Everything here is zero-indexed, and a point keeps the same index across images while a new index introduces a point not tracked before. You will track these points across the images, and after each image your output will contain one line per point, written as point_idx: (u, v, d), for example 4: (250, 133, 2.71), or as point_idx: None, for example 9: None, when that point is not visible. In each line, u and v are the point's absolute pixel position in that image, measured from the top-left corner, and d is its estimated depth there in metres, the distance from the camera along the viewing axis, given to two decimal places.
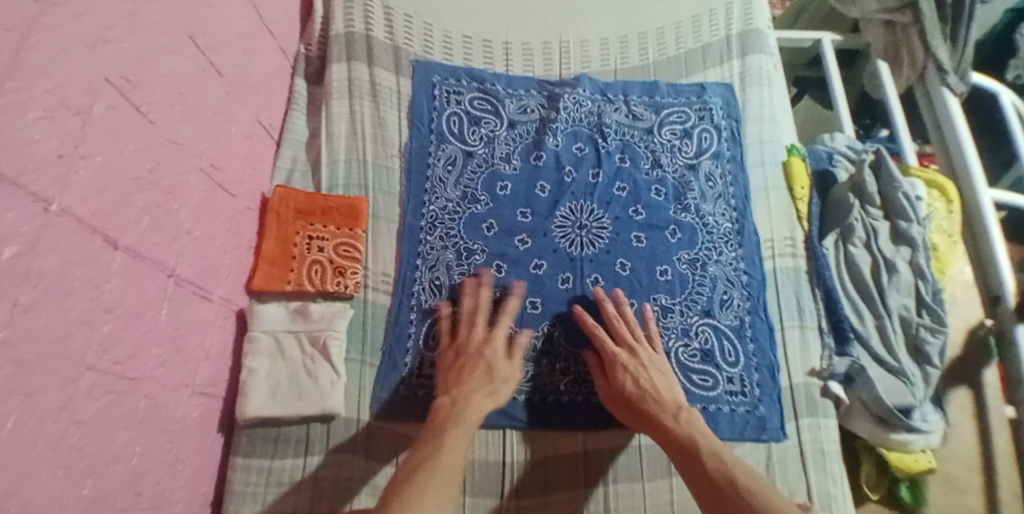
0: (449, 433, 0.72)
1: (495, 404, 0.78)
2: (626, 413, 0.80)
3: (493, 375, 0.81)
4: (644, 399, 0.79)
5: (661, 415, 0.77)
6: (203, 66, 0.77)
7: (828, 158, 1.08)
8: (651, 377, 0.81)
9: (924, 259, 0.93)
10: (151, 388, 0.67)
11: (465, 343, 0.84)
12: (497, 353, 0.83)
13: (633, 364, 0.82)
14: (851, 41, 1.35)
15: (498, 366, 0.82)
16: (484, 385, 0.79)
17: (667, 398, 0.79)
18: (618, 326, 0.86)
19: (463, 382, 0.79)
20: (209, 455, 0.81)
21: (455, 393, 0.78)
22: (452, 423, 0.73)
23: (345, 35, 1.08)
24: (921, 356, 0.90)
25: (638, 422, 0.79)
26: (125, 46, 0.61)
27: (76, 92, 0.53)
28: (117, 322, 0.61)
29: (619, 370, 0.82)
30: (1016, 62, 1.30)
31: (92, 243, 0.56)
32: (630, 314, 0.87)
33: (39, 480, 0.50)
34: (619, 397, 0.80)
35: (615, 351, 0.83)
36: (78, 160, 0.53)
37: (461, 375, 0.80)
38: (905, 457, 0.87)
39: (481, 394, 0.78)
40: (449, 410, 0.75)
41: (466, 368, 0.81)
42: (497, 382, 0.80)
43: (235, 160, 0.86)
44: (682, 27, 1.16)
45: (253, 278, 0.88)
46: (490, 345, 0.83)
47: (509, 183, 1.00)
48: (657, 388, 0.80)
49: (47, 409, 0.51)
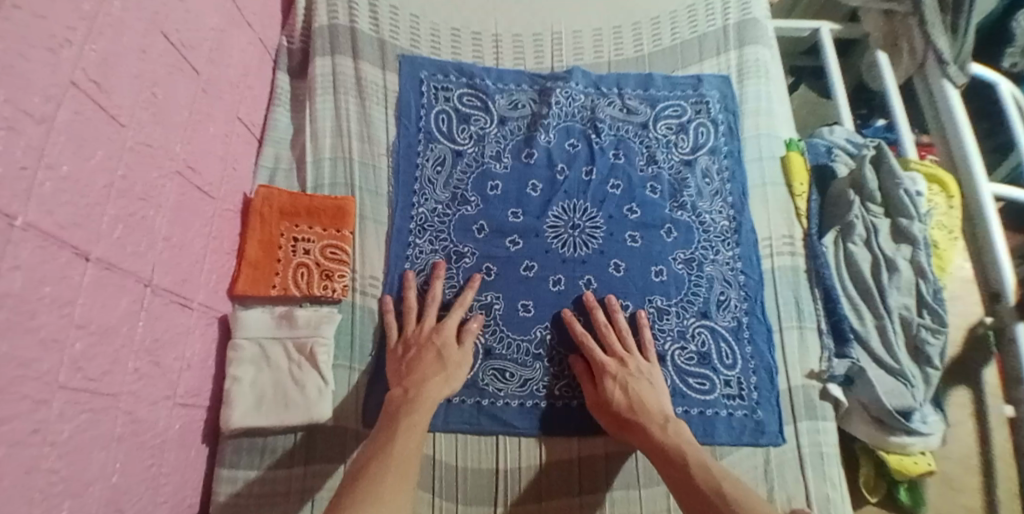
0: (402, 422, 0.72)
1: (449, 389, 0.79)
2: (614, 424, 0.79)
3: (444, 361, 0.81)
4: (631, 408, 0.78)
5: (649, 425, 0.76)
6: (175, 64, 0.73)
7: (827, 152, 1.06)
8: (638, 387, 0.80)
9: (925, 257, 0.92)
10: (129, 404, 0.65)
11: (415, 336, 0.84)
12: (448, 340, 0.83)
13: (621, 373, 0.81)
14: (850, 31, 1.32)
15: (449, 353, 0.82)
16: (437, 371, 0.80)
17: (653, 407, 0.78)
18: (607, 334, 0.85)
19: (414, 372, 0.79)
20: (194, 467, 0.79)
21: (407, 383, 0.78)
22: (404, 412, 0.74)
23: (329, 27, 1.04)
24: (921, 356, 0.88)
25: (626, 433, 0.78)
26: (90, 47, 0.57)
27: (36, 98, 0.49)
28: (90, 338, 0.58)
29: (607, 380, 0.81)
30: (1013, 50, 1.28)
31: (60, 257, 0.53)
32: (620, 321, 0.87)
33: (13, 509, 0.48)
34: (608, 408, 0.79)
35: (605, 360, 0.82)
36: (42, 171, 0.50)
37: (413, 366, 0.80)
38: (905, 460, 0.86)
39: (436, 380, 0.79)
40: (403, 400, 0.76)
41: (416, 359, 0.81)
42: (450, 368, 0.81)
43: (214, 161, 0.83)
44: (677, 16, 1.12)
45: (236, 282, 0.85)
46: (441, 333, 0.84)
47: (499, 183, 0.97)
48: (644, 398, 0.79)
49: (18, 434, 0.48)
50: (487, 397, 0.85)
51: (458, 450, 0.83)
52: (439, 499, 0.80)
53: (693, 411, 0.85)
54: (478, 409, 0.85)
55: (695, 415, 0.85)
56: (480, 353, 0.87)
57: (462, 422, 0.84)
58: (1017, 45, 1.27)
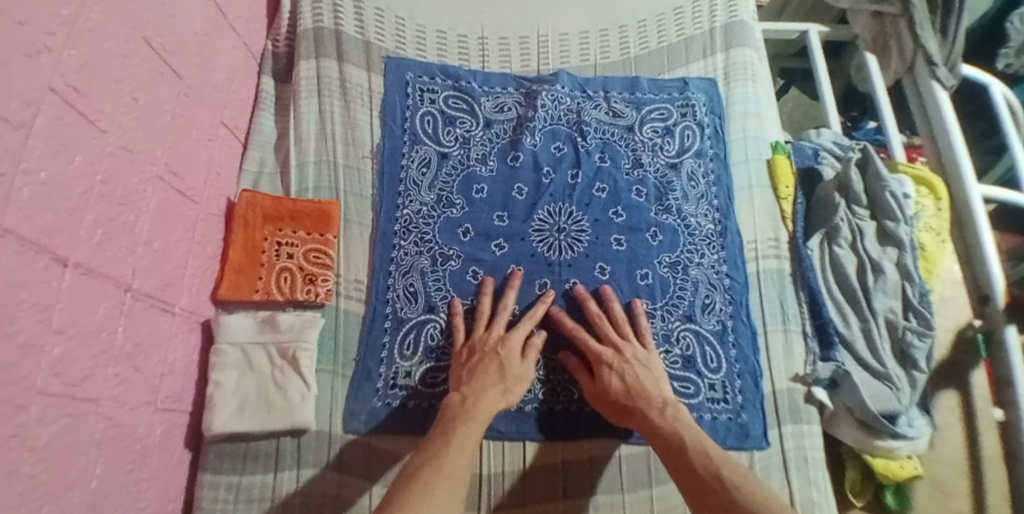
0: (456, 429, 0.71)
1: (505, 402, 0.77)
2: (614, 412, 0.79)
3: (505, 374, 0.79)
4: (629, 396, 0.78)
5: (648, 410, 0.76)
6: (158, 68, 0.73)
7: (814, 155, 1.06)
8: (636, 373, 0.79)
9: (911, 260, 0.91)
10: (109, 409, 0.64)
11: (481, 341, 0.83)
12: (512, 353, 0.82)
13: (617, 361, 0.81)
14: (839, 32, 1.32)
15: (511, 366, 0.80)
16: (496, 384, 0.78)
17: (653, 392, 0.78)
18: (602, 324, 0.85)
19: (473, 382, 0.78)
20: (177, 473, 0.78)
21: (466, 390, 0.77)
22: (461, 420, 0.73)
23: (314, 30, 1.04)
24: (907, 360, 0.88)
25: (625, 420, 0.78)
26: (70, 53, 0.57)
27: (15, 104, 0.49)
28: (69, 343, 0.58)
29: (603, 369, 0.80)
30: (1008, 51, 1.27)
31: (38, 262, 0.53)
32: (615, 309, 0.87)
33: None
34: (606, 396, 0.79)
35: (599, 349, 0.82)
36: (19, 176, 0.50)
37: (474, 373, 0.79)
38: (892, 465, 0.85)
39: (494, 392, 0.77)
40: (458, 408, 0.75)
41: (479, 366, 0.80)
42: (509, 381, 0.79)
43: (197, 166, 0.83)
44: (664, 19, 1.12)
45: (220, 286, 0.84)
46: (507, 345, 0.82)
47: (485, 186, 0.97)
48: (643, 384, 0.78)
49: None
50: None
51: None
52: None
53: None
54: None
55: None
56: None
57: None
58: (1012, 46, 1.26)
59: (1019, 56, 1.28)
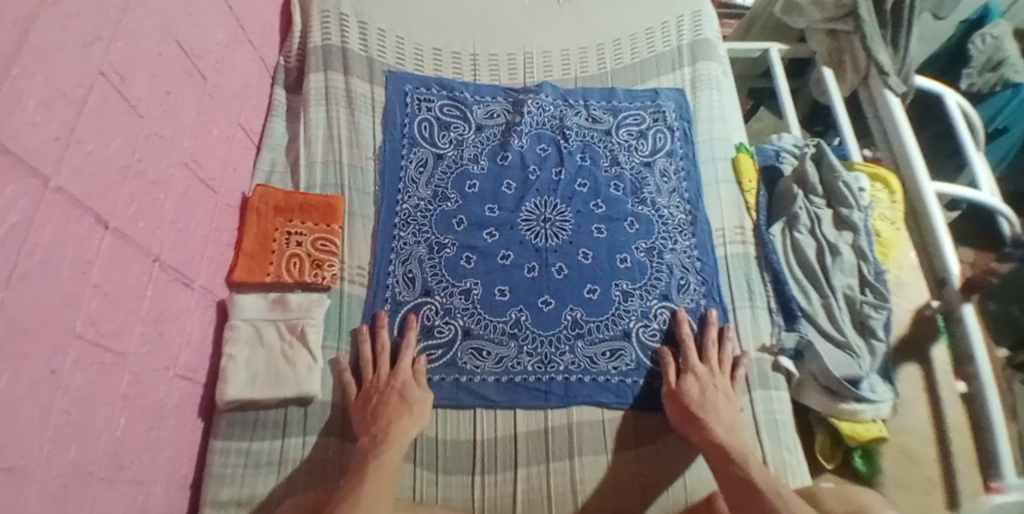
0: (372, 464, 0.75)
1: (416, 428, 0.82)
2: (681, 415, 0.85)
3: (407, 401, 0.85)
4: (703, 406, 0.84)
5: (714, 426, 0.82)
6: (186, 70, 0.83)
7: (775, 155, 1.17)
8: (715, 394, 0.86)
9: (865, 241, 1.01)
10: (133, 365, 0.70)
11: (374, 384, 0.87)
12: (408, 381, 0.87)
13: (705, 378, 0.88)
14: (798, 50, 1.46)
15: (410, 392, 0.86)
16: (402, 413, 0.83)
17: (721, 413, 0.84)
18: (708, 349, 0.92)
19: (380, 418, 0.82)
20: (189, 438, 0.83)
21: (374, 430, 0.81)
22: (371, 457, 0.76)
23: (322, 47, 1.16)
24: (867, 329, 0.96)
25: (687, 426, 0.84)
26: (115, 45, 0.67)
27: (71, 83, 0.59)
28: (104, 299, 0.65)
29: (690, 376, 0.88)
30: (970, 70, 1.42)
31: (83, 221, 0.61)
32: (728, 346, 0.93)
33: (26, 437, 0.53)
34: (681, 397, 0.86)
35: (696, 364, 0.90)
36: (72, 143, 0.59)
37: (377, 412, 0.83)
38: (856, 426, 0.91)
39: (403, 419, 0.82)
40: (370, 446, 0.78)
41: (380, 404, 0.84)
42: (414, 408, 0.84)
43: (216, 160, 0.92)
44: (637, 38, 1.25)
45: (234, 270, 0.93)
46: (398, 377, 0.87)
47: (477, 182, 1.07)
48: (718, 404, 0.85)
49: (36, 371, 0.54)
50: (465, 374, 0.92)
51: (437, 422, 0.89)
52: (419, 470, 0.85)
53: (654, 383, 0.92)
54: (457, 385, 0.91)
55: (655, 387, 0.92)
56: (459, 333, 0.94)
57: (442, 398, 0.90)
58: (973, 66, 1.42)
59: (980, 75, 1.42)
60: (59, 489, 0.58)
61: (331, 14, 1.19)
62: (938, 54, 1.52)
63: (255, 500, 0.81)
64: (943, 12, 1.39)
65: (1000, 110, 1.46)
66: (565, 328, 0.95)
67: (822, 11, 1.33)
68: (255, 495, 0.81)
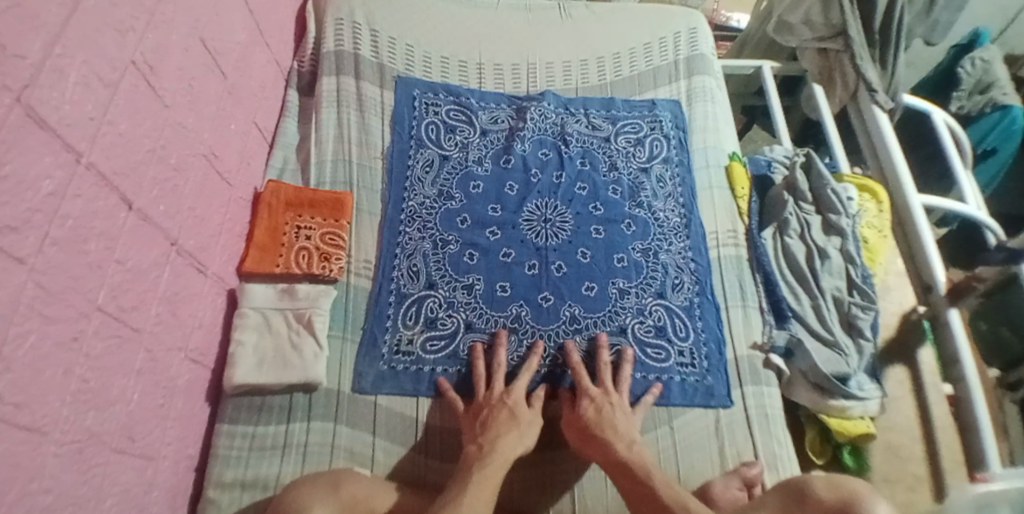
0: (474, 475, 0.73)
1: (523, 446, 0.80)
2: (580, 440, 0.82)
3: (517, 419, 0.83)
4: (601, 425, 0.82)
5: (613, 441, 0.79)
6: (209, 65, 0.88)
7: (767, 165, 1.22)
8: (613, 413, 0.84)
9: (853, 246, 1.06)
10: (148, 342, 0.73)
11: (485, 398, 0.87)
12: (518, 400, 0.86)
13: (600, 398, 0.86)
14: (790, 68, 1.52)
15: (520, 411, 0.84)
16: (510, 428, 0.81)
17: (622, 429, 0.82)
18: (601, 372, 0.90)
19: (488, 430, 0.81)
20: (197, 420, 0.86)
21: (482, 439, 0.80)
22: (477, 467, 0.75)
23: (335, 52, 1.22)
24: (854, 329, 1.00)
25: (587, 447, 0.81)
26: (147, 36, 0.71)
27: (107, 68, 0.63)
28: (125, 274, 0.68)
29: (584, 400, 0.85)
30: (960, 93, 1.48)
31: (111, 198, 0.65)
32: (626, 371, 0.91)
33: (47, 398, 0.55)
34: (578, 422, 0.83)
35: (588, 386, 0.87)
36: (104, 123, 0.63)
37: (487, 425, 0.82)
38: (845, 423, 0.93)
39: (510, 436, 0.80)
40: (475, 456, 0.77)
41: (490, 418, 0.83)
42: (522, 425, 0.83)
43: (232, 153, 0.96)
44: (635, 52, 1.31)
45: (245, 261, 0.96)
46: (512, 395, 0.86)
47: (480, 183, 1.11)
48: (616, 421, 0.83)
49: (59, 335, 0.57)
50: (465, 365, 0.94)
51: (438, 412, 0.90)
52: (429, 460, 0.87)
53: (650, 376, 0.94)
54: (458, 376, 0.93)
55: (651, 379, 0.94)
56: (461, 326, 0.97)
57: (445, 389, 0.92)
58: (963, 88, 1.47)
59: (970, 97, 1.48)
60: (74, 453, 0.60)
61: (344, 22, 1.25)
62: (929, 78, 1.58)
63: (257, 482, 0.82)
64: (935, 37, 1.42)
65: (988, 134, 1.47)
66: (564, 324, 0.98)
67: (813, 30, 1.40)
68: (258, 477, 0.83)
